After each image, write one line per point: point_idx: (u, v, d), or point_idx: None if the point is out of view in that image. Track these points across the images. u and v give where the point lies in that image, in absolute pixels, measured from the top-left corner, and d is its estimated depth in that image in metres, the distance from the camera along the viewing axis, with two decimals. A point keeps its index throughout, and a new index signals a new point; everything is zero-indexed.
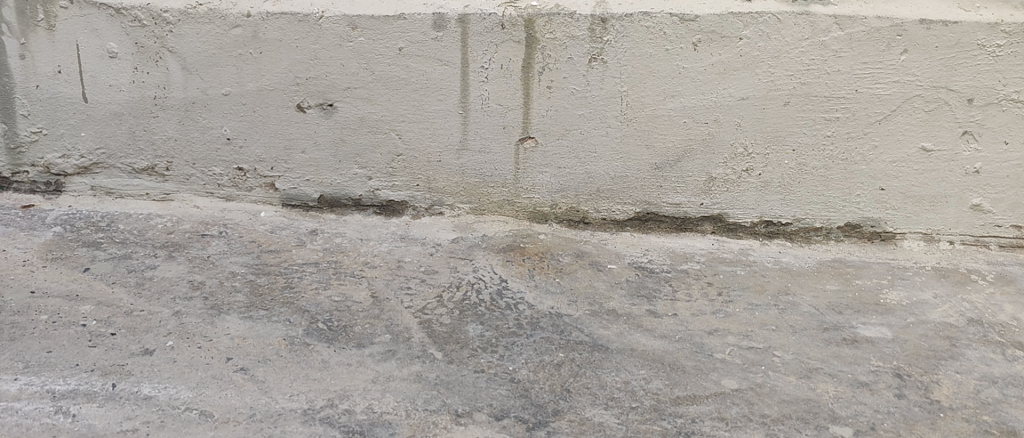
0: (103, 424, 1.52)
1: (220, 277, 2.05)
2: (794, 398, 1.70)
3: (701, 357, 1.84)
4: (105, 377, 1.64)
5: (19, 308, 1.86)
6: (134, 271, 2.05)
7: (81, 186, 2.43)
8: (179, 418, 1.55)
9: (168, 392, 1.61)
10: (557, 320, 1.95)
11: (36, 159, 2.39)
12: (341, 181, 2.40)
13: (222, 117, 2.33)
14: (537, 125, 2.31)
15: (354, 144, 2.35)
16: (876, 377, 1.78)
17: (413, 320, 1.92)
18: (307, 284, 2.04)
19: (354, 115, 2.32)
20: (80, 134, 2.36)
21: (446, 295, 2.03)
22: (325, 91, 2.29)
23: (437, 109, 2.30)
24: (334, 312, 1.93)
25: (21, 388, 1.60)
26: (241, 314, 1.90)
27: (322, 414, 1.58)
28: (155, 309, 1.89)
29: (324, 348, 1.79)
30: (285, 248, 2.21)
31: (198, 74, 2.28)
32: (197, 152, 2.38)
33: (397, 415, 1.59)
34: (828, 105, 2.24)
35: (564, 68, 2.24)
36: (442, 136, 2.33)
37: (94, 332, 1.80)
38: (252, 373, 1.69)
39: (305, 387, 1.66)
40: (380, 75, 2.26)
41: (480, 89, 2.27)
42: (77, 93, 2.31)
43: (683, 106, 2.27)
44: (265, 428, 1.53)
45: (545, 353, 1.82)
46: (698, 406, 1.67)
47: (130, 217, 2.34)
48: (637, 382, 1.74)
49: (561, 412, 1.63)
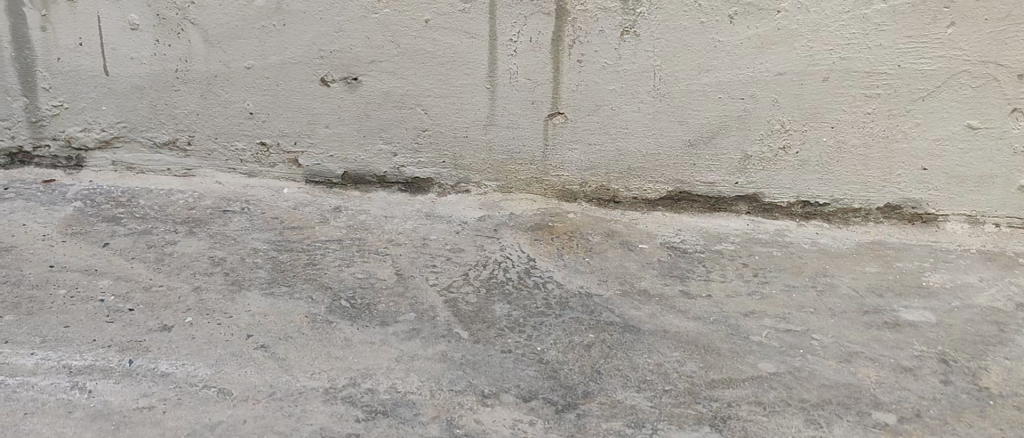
0: (120, 400, 1.48)
1: (242, 253, 2.00)
2: (835, 383, 1.63)
3: (737, 340, 1.77)
4: (122, 353, 1.60)
5: (37, 282, 1.83)
6: (154, 246, 2.01)
7: (102, 161, 2.38)
8: (197, 395, 1.50)
9: (186, 369, 1.57)
10: (588, 300, 1.89)
11: (57, 133, 2.34)
12: (366, 157, 2.35)
13: (244, 91, 2.28)
14: (567, 100, 2.24)
15: (379, 119, 2.30)
16: (921, 363, 1.71)
17: (439, 298, 1.86)
18: (330, 261, 1.99)
19: (379, 89, 2.26)
20: (101, 108, 2.32)
21: (472, 273, 1.98)
22: (350, 64, 2.23)
23: (464, 84, 2.24)
24: (358, 289, 1.88)
25: (37, 363, 1.56)
26: (263, 290, 1.85)
27: (344, 393, 1.53)
28: (175, 284, 1.85)
29: (348, 326, 1.73)
30: (308, 225, 2.16)
31: (221, 46, 2.23)
32: (219, 127, 2.33)
33: (422, 395, 1.54)
34: (869, 81, 2.16)
35: (595, 41, 2.17)
36: (469, 111, 2.27)
37: (112, 307, 1.75)
38: (273, 350, 1.64)
39: (327, 365, 1.61)
40: (405, 48, 2.20)
41: (508, 63, 2.21)
42: (99, 66, 2.26)
43: (718, 81, 2.19)
44: (285, 406, 1.48)
45: (575, 333, 1.76)
46: (735, 390, 1.60)
47: (151, 192, 2.29)
48: (671, 365, 1.67)
49: (591, 393, 1.57)
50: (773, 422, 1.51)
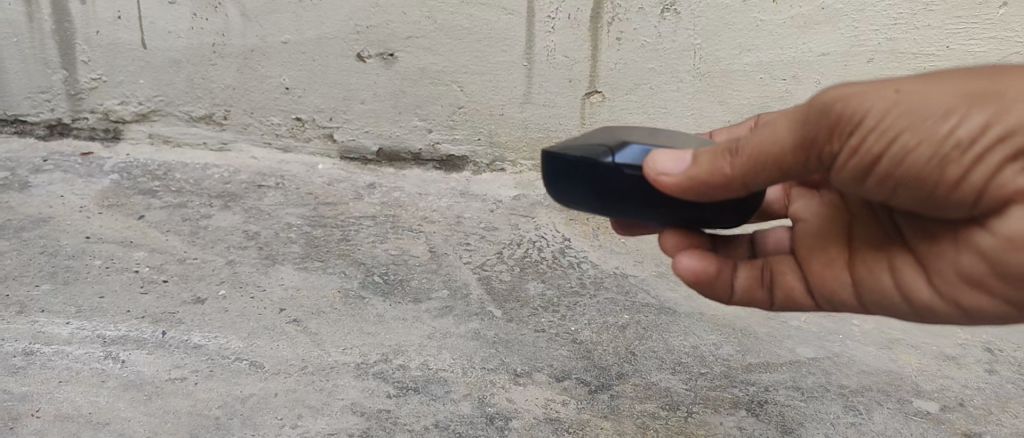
0: (152, 371, 1.48)
1: (276, 228, 1.99)
2: (874, 369, 1.61)
3: (775, 323, 1.74)
4: (155, 325, 1.60)
5: (74, 253, 1.84)
6: (189, 219, 2.01)
7: (139, 134, 2.38)
8: (229, 368, 1.50)
9: (218, 342, 1.57)
10: (623, 281, 1.86)
11: (96, 106, 2.35)
12: (401, 133, 2.33)
13: (280, 66, 2.27)
14: (604, 79, 2.21)
15: (415, 96, 2.28)
16: (964, 351, 1.68)
17: (472, 276, 1.84)
18: (363, 237, 1.98)
19: (415, 65, 2.23)
20: (139, 81, 2.32)
21: (506, 252, 1.95)
22: (386, 39, 2.21)
23: (501, 60, 2.20)
24: (391, 265, 1.86)
25: (72, 332, 1.57)
26: (297, 264, 1.84)
27: (376, 368, 1.52)
28: (209, 257, 1.85)
29: (380, 302, 1.72)
30: (341, 201, 2.14)
31: (257, 20, 2.21)
32: (255, 101, 2.32)
33: (454, 373, 1.52)
34: (915, 63, 2.11)
35: (635, 18, 2.13)
36: (506, 88, 2.24)
37: (147, 279, 1.76)
38: (305, 325, 1.64)
39: (359, 340, 1.60)
40: (442, 24, 2.17)
41: (546, 40, 2.17)
42: (136, 39, 2.26)
43: (760, 60, 2.15)
44: (316, 381, 1.48)
45: (610, 314, 1.73)
46: (772, 375, 1.57)
47: (186, 166, 2.28)
48: (707, 348, 1.64)
49: (625, 375, 1.55)
50: (810, 407, 1.49)
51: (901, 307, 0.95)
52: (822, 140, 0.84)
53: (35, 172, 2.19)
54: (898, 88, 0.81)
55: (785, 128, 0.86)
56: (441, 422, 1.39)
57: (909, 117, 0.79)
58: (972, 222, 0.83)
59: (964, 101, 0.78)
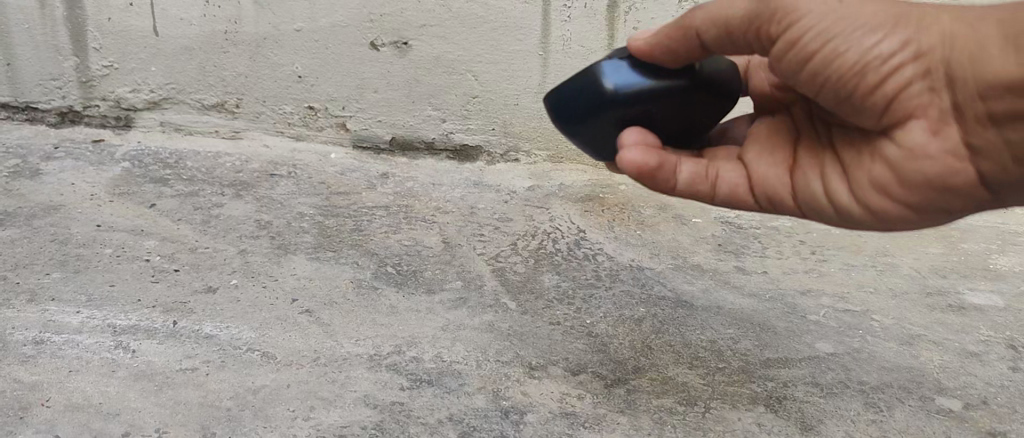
0: (163, 361, 1.46)
1: (288, 217, 1.97)
2: (895, 366, 1.58)
3: (794, 318, 1.71)
4: (166, 314, 1.59)
5: (84, 242, 1.82)
6: (200, 208, 1.99)
7: (151, 121, 2.36)
8: (240, 358, 1.48)
9: (230, 332, 1.55)
10: (639, 273, 1.84)
11: (107, 93, 2.33)
12: (415, 123, 2.30)
13: (293, 54, 2.24)
14: None
15: (428, 85, 2.25)
16: (987, 348, 1.66)
17: (487, 267, 1.82)
18: (376, 227, 1.95)
19: (428, 54, 2.21)
20: (151, 69, 2.30)
21: (521, 243, 1.93)
22: (400, 28, 2.18)
23: (517, 50, 2.18)
24: (405, 256, 1.84)
25: (82, 321, 1.55)
26: (309, 254, 1.82)
27: (389, 360, 1.50)
28: (221, 247, 1.83)
29: (393, 293, 1.70)
30: (354, 191, 2.12)
31: (271, 8, 2.19)
32: (268, 90, 2.30)
33: (468, 365, 1.50)
34: None
35: (651, 7, 2.11)
36: (521, 77, 2.21)
37: (157, 268, 1.74)
38: (318, 315, 1.62)
39: (372, 332, 1.58)
40: (457, 12, 2.15)
41: (562, 29, 2.14)
42: (148, 26, 2.24)
43: None
44: (329, 372, 1.46)
45: (626, 307, 1.71)
46: (791, 370, 1.55)
47: (198, 154, 2.26)
48: (725, 342, 1.62)
49: (642, 369, 1.52)
50: (830, 404, 1.46)
51: (818, 209, 1.11)
52: (767, 42, 0.99)
53: (46, 160, 2.17)
54: (836, 0, 0.94)
55: (736, 34, 1.01)
56: (455, 415, 1.37)
57: (839, 29, 0.93)
58: (880, 129, 0.98)
59: (882, 22, 0.91)
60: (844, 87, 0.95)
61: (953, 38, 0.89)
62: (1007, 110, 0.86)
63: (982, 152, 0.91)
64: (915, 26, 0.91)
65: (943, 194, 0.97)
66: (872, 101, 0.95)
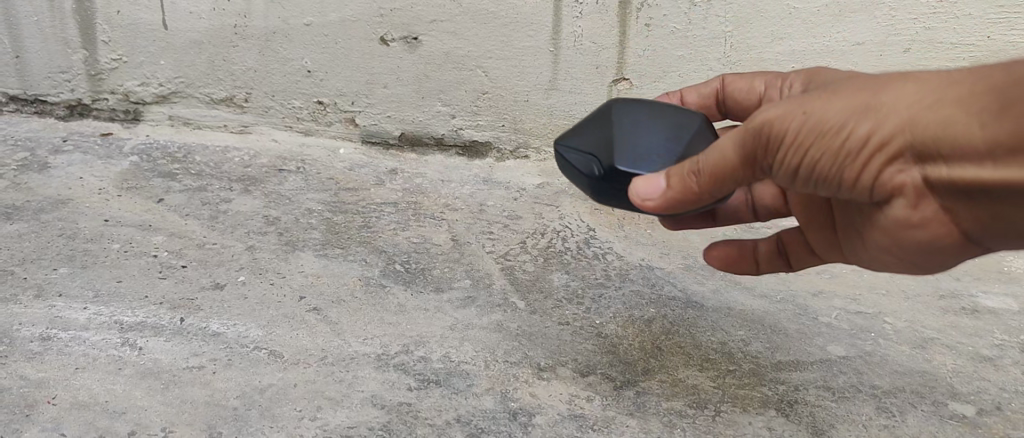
0: (170, 359, 1.45)
1: (296, 213, 1.96)
2: (908, 370, 1.56)
3: (805, 320, 1.70)
4: (174, 311, 1.58)
5: (92, 236, 1.81)
6: (208, 204, 1.98)
7: (159, 115, 2.36)
8: (247, 357, 1.47)
9: (237, 330, 1.54)
10: (649, 273, 1.82)
11: (116, 87, 2.32)
12: (424, 119, 2.29)
13: (302, 49, 2.23)
14: (632, 66, 2.16)
15: (438, 81, 2.24)
16: (1001, 352, 1.64)
17: (495, 266, 1.81)
18: (384, 224, 1.94)
19: (438, 50, 2.19)
20: (159, 62, 2.29)
21: (530, 241, 1.92)
22: (410, 23, 2.16)
23: (528, 46, 2.16)
24: (413, 253, 1.83)
25: (89, 318, 1.55)
26: (317, 251, 1.81)
27: (397, 360, 1.49)
28: (228, 243, 1.82)
29: (401, 291, 1.69)
30: (363, 187, 2.11)
31: (280, 2, 2.17)
32: (276, 84, 2.29)
33: (476, 366, 1.49)
34: (953, 54, 2.06)
35: (665, 4, 2.07)
36: (532, 74, 2.19)
37: (165, 264, 1.73)
38: (325, 313, 1.61)
39: (380, 331, 1.57)
40: (468, 7, 2.13)
41: (573, 25, 2.12)
42: (157, 20, 2.23)
43: (793, 49, 2.10)
44: (336, 372, 1.45)
45: (636, 307, 1.69)
46: (802, 373, 1.53)
47: (207, 149, 2.25)
48: (735, 344, 1.60)
49: (651, 371, 1.51)
50: (842, 408, 1.45)
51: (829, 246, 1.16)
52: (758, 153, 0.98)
53: (55, 153, 2.17)
54: (804, 108, 0.94)
55: (730, 146, 0.99)
56: (463, 416, 1.36)
57: (816, 137, 0.93)
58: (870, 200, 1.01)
59: (850, 124, 0.91)
60: (836, 186, 0.97)
61: (920, 131, 0.89)
62: (983, 190, 0.88)
63: (966, 218, 0.94)
64: (880, 125, 0.90)
65: (942, 246, 1.01)
66: (861, 191, 0.97)
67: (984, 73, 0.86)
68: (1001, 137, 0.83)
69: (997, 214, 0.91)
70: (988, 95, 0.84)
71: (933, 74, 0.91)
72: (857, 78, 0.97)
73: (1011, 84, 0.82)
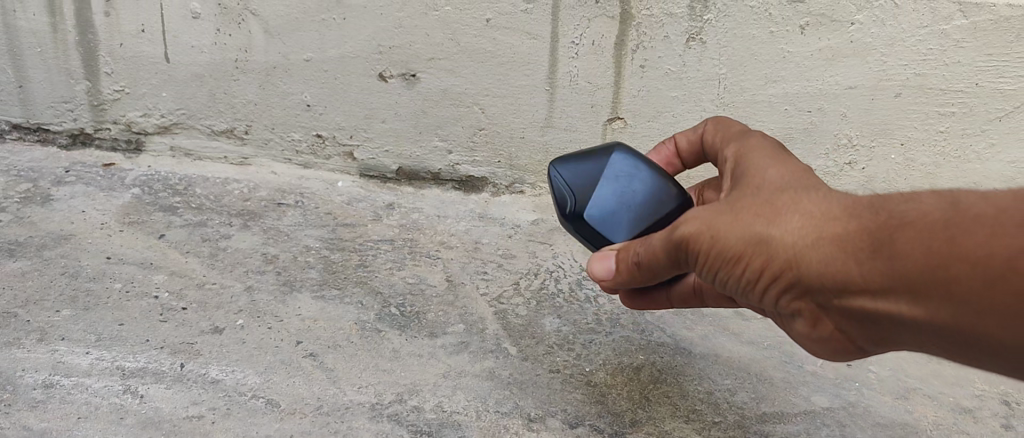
0: (170, 408, 1.49)
1: (295, 251, 2.00)
2: (889, 422, 1.60)
3: (791, 368, 1.74)
4: (174, 356, 1.62)
5: (94, 275, 1.85)
6: (208, 240, 2.02)
7: (161, 146, 2.39)
8: (245, 406, 1.51)
9: (235, 377, 1.58)
10: (639, 317, 1.86)
11: (118, 117, 2.36)
12: (421, 153, 2.33)
13: (302, 83, 2.26)
14: (627, 105, 2.19)
15: (436, 117, 2.27)
16: (981, 403, 1.68)
17: (489, 309, 1.84)
18: (381, 263, 1.98)
19: (436, 87, 2.23)
20: (161, 94, 2.32)
21: (523, 282, 1.96)
22: (408, 60, 2.20)
23: (524, 84, 2.19)
24: (409, 295, 1.87)
25: (92, 363, 1.59)
26: (314, 292, 1.85)
27: (391, 410, 1.53)
28: (228, 283, 1.86)
29: (397, 336, 1.73)
30: (361, 223, 2.15)
31: (281, 38, 2.20)
32: (276, 117, 2.33)
33: (468, 416, 1.53)
34: (943, 99, 2.09)
35: (659, 46, 2.10)
36: (528, 111, 2.23)
37: (165, 305, 1.77)
38: (322, 360, 1.64)
39: (375, 378, 1.61)
40: (465, 46, 2.16)
41: (569, 65, 2.16)
42: (159, 53, 2.26)
43: (785, 92, 2.14)
44: (332, 422, 1.49)
45: (625, 354, 1.73)
46: (786, 425, 1.57)
47: (207, 181, 2.29)
48: (722, 394, 1.64)
49: (638, 422, 1.55)
50: None
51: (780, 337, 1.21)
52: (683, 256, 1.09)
53: (57, 184, 2.20)
54: (712, 232, 1.04)
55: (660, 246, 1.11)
56: None
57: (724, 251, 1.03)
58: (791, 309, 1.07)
59: (751, 251, 1.01)
60: (748, 294, 1.07)
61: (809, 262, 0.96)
62: (869, 320, 0.94)
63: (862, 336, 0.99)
64: (775, 252, 0.99)
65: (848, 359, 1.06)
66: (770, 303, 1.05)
67: (863, 211, 0.93)
68: (870, 277, 0.90)
69: (887, 338, 0.97)
70: (859, 237, 0.91)
71: (828, 203, 0.99)
72: (768, 196, 1.05)
73: (880, 231, 0.89)
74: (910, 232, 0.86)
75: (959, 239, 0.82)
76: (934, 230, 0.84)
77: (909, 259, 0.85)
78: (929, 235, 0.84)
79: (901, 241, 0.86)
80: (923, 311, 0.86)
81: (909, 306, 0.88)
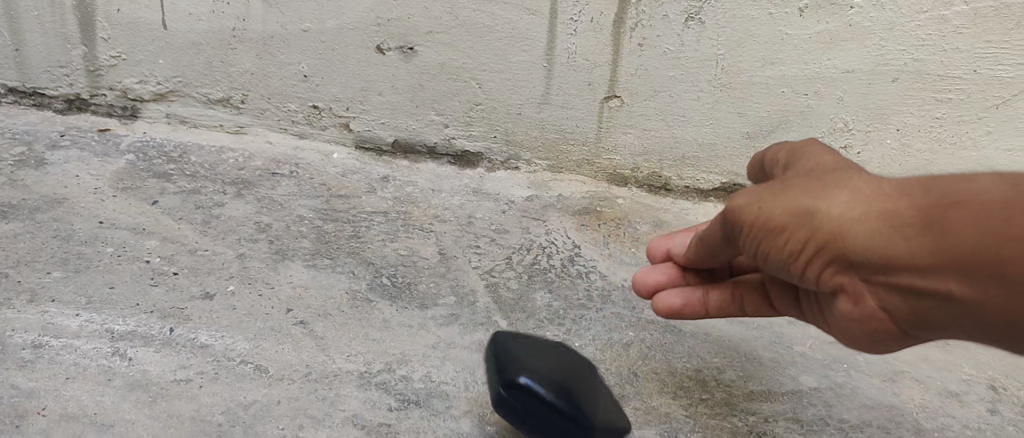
0: (158, 371, 1.49)
1: (288, 220, 2.00)
2: (876, 403, 1.61)
3: (780, 348, 1.75)
4: (164, 320, 1.62)
5: (86, 239, 1.85)
6: (202, 207, 2.02)
7: (157, 112, 2.39)
8: (234, 371, 1.51)
9: (225, 342, 1.58)
10: (630, 294, 1.87)
11: (114, 83, 2.35)
12: (417, 126, 2.34)
13: (299, 54, 2.26)
14: (624, 84, 2.20)
15: (432, 90, 2.27)
16: (968, 388, 1.69)
17: (480, 282, 1.85)
18: (374, 234, 1.98)
19: (433, 61, 2.23)
20: (158, 61, 2.32)
21: (515, 257, 1.96)
22: (406, 33, 2.19)
23: (521, 60, 2.19)
24: (400, 266, 1.87)
25: (81, 325, 1.59)
26: (306, 261, 1.85)
27: (379, 378, 1.53)
28: (220, 250, 1.86)
29: (387, 306, 1.73)
30: (354, 194, 2.15)
31: (278, 8, 2.19)
32: (273, 87, 2.32)
33: (456, 387, 1.53)
34: (941, 86, 2.10)
35: (658, 26, 2.10)
36: (525, 88, 2.23)
37: (157, 270, 1.77)
38: (311, 327, 1.65)
39: (363, 347, 1.61)
40: (464, 21, 2.15)
41: (567, 42, 2.15)
42: (156, 20, 2.25)
43: (782, 74, 2.14)
44: (320, 389, 1.49)
45: (615, 330, 1.73)
46: (773, 404, 1.57)
47: (203, 149, 2.29)
48: (710, 371, 1.65)
49: (626, 397, 1.55)
50: None
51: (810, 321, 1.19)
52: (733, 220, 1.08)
53: (51, 148, 2.20)
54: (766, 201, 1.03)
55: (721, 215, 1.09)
56: None
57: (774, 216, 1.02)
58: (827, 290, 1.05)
59: (798, 221, 0.99)
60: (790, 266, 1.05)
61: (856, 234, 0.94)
62: (910, 298, 0.92)
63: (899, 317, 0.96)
64: (820, 225, 0.97)
65: (887, 342, 1.04)
66: (810, 278, 1.04)
67: (915, 187, 0.90)
68: (918, 252, 0.87)
69: (925, 322, 0.94)
70: (909, 212, 0.89)
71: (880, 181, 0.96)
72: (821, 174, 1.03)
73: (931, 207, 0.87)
74: (961, 212, 0.83)
75: (1016, 219, 0.80)
76: (991, 208, 0.82)
77: (961, 240, 0.83)
78: (983, 217, 0.82)
79: (951, 220, 0.84)
80: (972, 290, 0.85)
81: (953, 282, 0.86)
